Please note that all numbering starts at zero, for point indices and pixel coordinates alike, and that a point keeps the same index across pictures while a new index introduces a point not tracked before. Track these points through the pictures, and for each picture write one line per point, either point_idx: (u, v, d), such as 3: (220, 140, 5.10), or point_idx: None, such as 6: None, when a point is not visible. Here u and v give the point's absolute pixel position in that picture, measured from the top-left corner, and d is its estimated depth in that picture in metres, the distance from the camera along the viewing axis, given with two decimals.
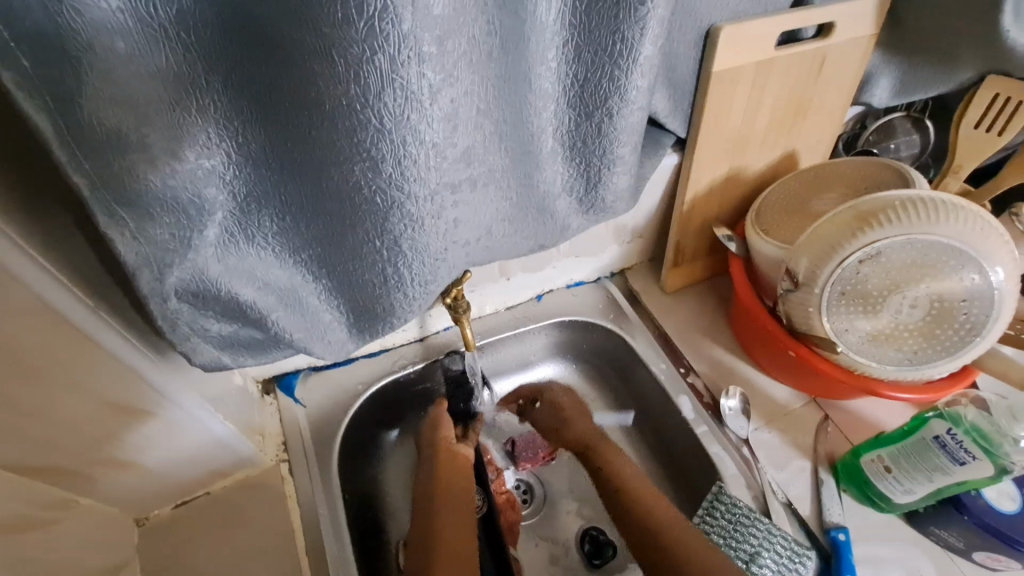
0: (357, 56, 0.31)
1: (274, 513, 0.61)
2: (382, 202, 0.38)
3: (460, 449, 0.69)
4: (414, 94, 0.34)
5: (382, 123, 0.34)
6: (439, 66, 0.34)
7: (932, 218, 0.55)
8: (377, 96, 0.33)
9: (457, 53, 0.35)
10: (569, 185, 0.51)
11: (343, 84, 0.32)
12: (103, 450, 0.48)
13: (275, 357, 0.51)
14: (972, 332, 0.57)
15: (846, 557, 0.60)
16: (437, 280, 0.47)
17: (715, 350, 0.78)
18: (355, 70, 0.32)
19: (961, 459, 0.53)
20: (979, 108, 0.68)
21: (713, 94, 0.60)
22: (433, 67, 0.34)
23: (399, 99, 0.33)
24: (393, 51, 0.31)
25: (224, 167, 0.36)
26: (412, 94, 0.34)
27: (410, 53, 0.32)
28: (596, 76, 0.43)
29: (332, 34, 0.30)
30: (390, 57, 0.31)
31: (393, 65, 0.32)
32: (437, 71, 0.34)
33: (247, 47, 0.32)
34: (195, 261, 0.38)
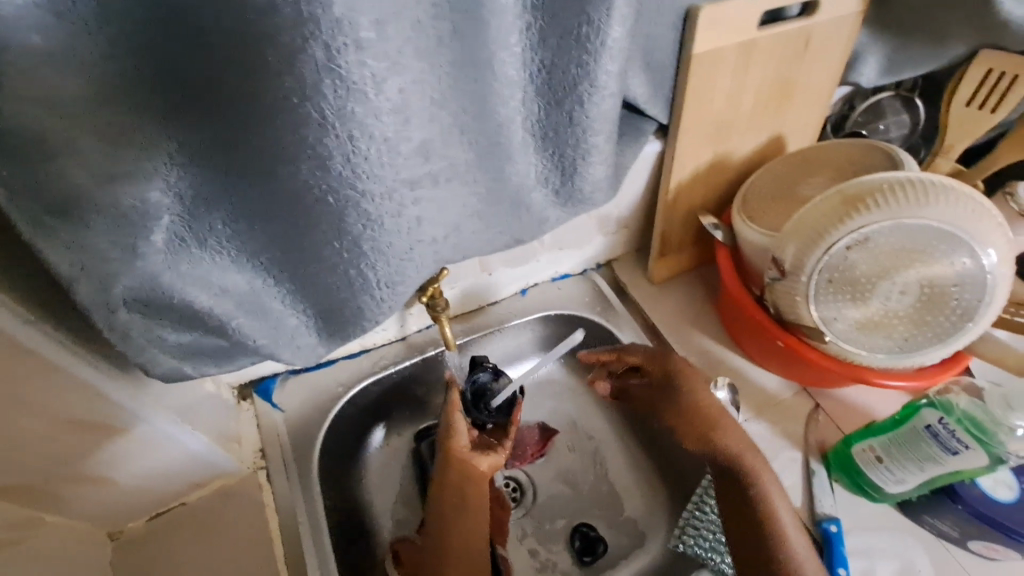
0: (290, 45, 0.29)
1: (252, 522, 0.60)
2: (335, 201, 0.37)
3: (477, 458, 0.60)
4: (356, 85, 0.32)
5: (323, 117, 0.32)
6: (383, 53, 0.32)
7: (921, 201, 0.53)
8: (315, 88, 0.31)
9: (401, 39, 0.33)
10: (543, 177, 0.49)
11: (279, 76, 0.30)
12: (67, 468, 0.46)
13: (241, 365, 0.49)
14: (965, 318, 0.55)
15: (837, 550, 0.59)
16: (407, 280, 0.45)
17: (704, 341, 0.76)
18: (291, 63, 0.30)
19: (953, 449, 0.52)
20: (969, 87, 0.66)
21: (694, 78, 0.58)
22: (375, 55, 0.31)
23: (340, 91, 0.31)
24: (327, 37, 0.29)
25: (167, 168, 0.34)
26: (354, 86, 0.32)
27: (347, 40, 0.30)
28: (562, 62, 0.41)
29: (260, 19, 0.28)
30: (324, 46, 0.29)
31: (329, 53, 0.30)
32: (381, 58, 0.32)
33: (175, 38, 0.30)
34: (143, 268, 0.35)
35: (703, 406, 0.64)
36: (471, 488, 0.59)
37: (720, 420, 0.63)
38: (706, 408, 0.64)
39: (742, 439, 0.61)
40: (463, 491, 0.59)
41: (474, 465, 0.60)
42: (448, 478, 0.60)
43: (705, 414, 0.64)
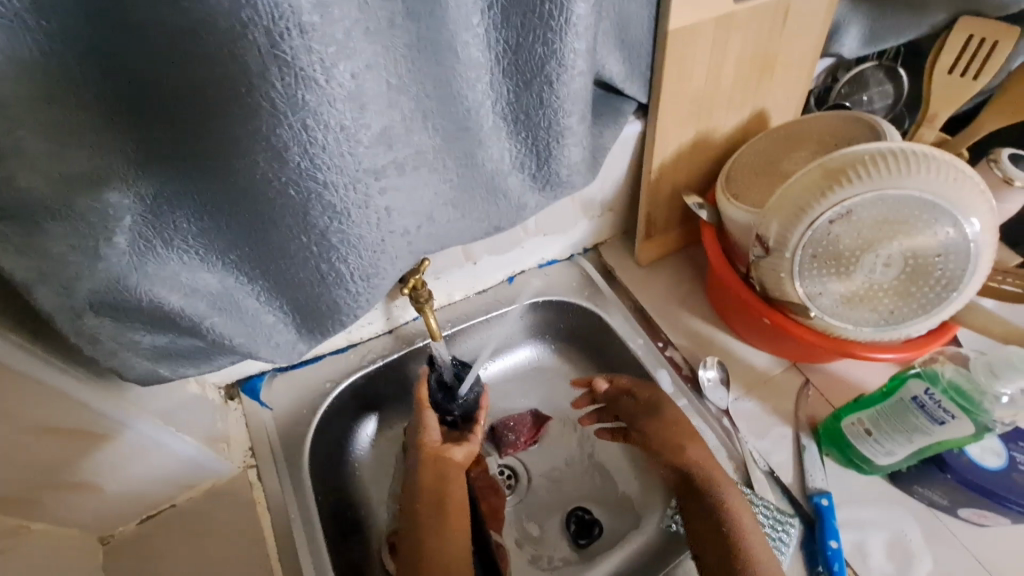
0: (227, 31, 0.28)
1: (244, 520, 0.60)
2: (296, 193, 0.36)
3: (449, 449, 0.65)
4: (304, 72, 0.31)
5: (274, 105, 0.31)
6: (330, 37, 0.31)
7: (902, 171, 0.52)
8: (262, 76, 0.30)
9: (349, 21, 0.31)
10: (518, 161, 0.48)
11: (224, 66, 0.30)
12: (52, 477, 0.46)
13: (221, 364, 0.49)
14: (949, 287, 0.55)
15: (830, 522, 0.59)
16: (381, 273, 0.44)
17: (692, 321, 0.76)
18: (234, 51, 0.29)
19: (939, 419, 0.52)
20: (952, 54, 0.65)
21: (671, 55, 0.57)
22: (321, 39, 0.30)
23: (287, 79, 0.30)
24: (268, 23, 0.28)
25: (123, 167, 0.34)
26: (302, 73, 0.31)
27: (289, 24, 0.29)
28: (526, 41, 0.40)
29: (195, 7, 0.27)
30: (266, 32, 0.29)
31: (271, 40, 0.29)
32: (329, 43, 0.31)
33: (115, 31, 0.29)
34: (106, 270, 0.35)
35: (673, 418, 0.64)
36: (447, 483, 0.62)
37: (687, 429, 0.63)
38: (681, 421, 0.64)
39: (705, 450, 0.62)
40: (440, 486, 0.62)
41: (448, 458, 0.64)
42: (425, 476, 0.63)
43: (675, 427, 0.64)
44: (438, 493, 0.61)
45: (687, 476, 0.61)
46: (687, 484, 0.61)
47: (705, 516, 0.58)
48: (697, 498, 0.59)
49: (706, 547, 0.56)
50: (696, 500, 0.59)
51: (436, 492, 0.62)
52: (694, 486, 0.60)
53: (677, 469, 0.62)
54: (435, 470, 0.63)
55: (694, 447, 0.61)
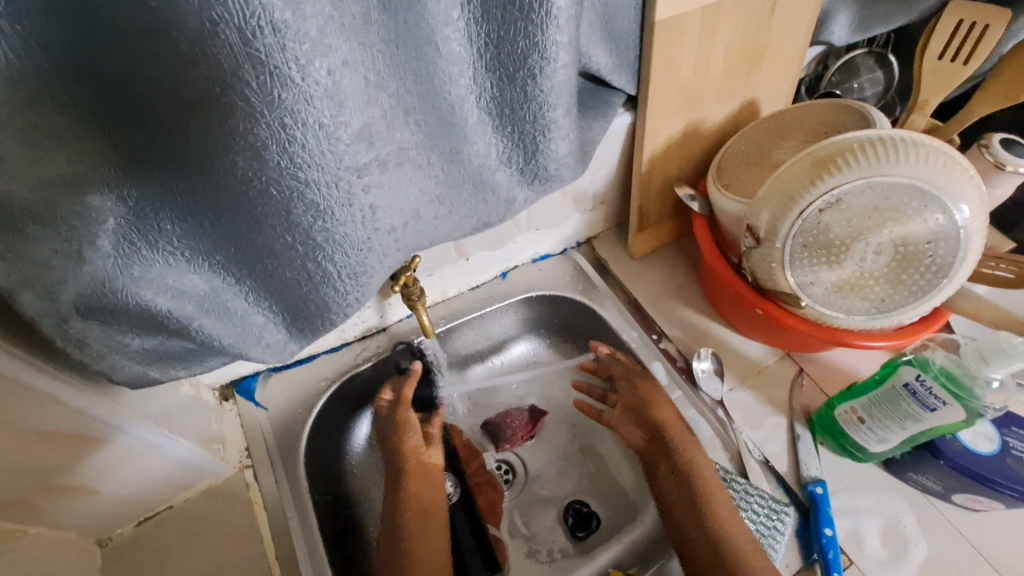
0: (200, 30, 0.28)
1: (242, 520, 0.60)
2: (278, 193, 0.36)
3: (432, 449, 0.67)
4: (279, 70, 0.30)
5: (251, 104, 0.31)
6: (303, 35, 0.30)
7: (890, 158, 0.52)
8: (236, 75, 0.30)
9: (323, 18, 0.31)
10: (505, 156, 0.48)
11: (199, 66, 0.30)
12: (44, 482, 0.46)
13: (212, 365, 0.49)
14: (940, 274, 0.55)
15: (824, 510, 0.59)
16: (369, 271, 0.44)
17: (686, 313, 0.76)
18: (207, 49, 0.29)
19: (931, 406, 0.52)
20: (942, 39, 0.64)
21: (658, 46, 0.56)
22: (296, 36, 0.30)
23: (262, 77, 0.30)
24: (239, 21, 0.28)
25: (103, 170, 0.34)
26: (277, 71, 0.30)
27: (261, 22, 0.29)
28: (507, 34, 0.40)
29: (167, 6, 0.27)
30: (239, 30, 0.28)
31: (244, 38, 0.29)
32: (303, 40, 0.30)
33: (89, 34, 0.28)
34: (91, 273, 0.35)
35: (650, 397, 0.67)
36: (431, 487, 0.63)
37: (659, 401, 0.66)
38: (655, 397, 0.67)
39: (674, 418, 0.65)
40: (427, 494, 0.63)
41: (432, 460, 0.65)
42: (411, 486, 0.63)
43: (651, 397, 0.67)
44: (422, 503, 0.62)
45: (662, 446, 0.63)
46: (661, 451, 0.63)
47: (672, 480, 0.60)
48: (671, 469, 0.61)
49: (684, 521, 0.58)
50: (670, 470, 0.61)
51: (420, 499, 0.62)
52: (668, 454, 0.62)
53: (654, 440, 0.64)
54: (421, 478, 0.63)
55: (669, 417, 0.65)
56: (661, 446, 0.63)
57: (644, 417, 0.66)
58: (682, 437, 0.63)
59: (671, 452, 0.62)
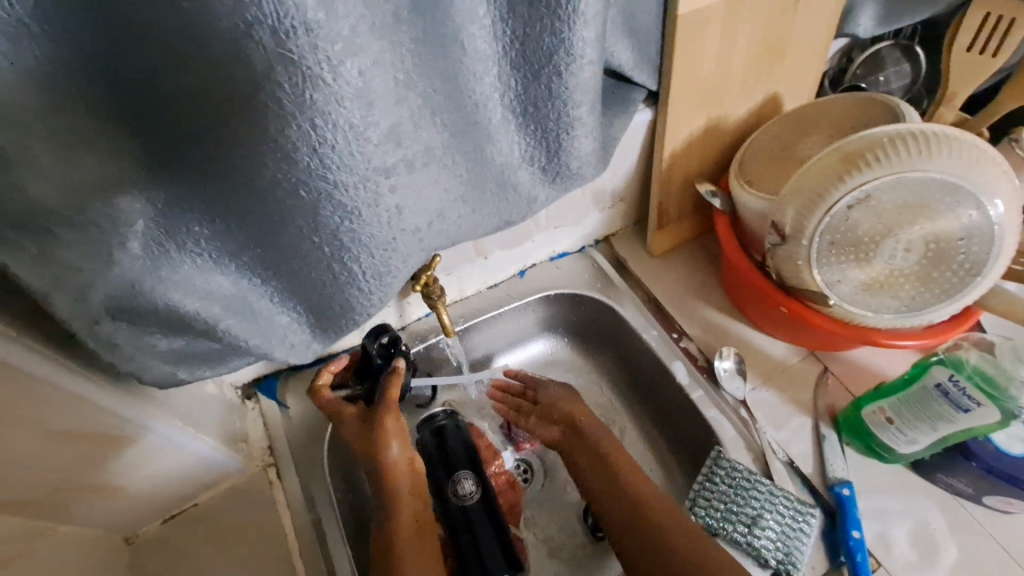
0: (231, 32, 0.28)
1: (263, 517, 0.60)
2: (306, 194, 0.36)
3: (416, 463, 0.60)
4: (311, 71, 0.30)
5: (282, 106, 0.31)
6: (337, 35, 0.30)
7: (922, 153, 0.51)
8: (269, 77, 0.30)
9: (355, 17, 0.31)
10: (528, 154, 0.48)
11: (231, 68, 0.29)
12: (70, 480, 0.47)
13: (236, 365, 0.49)
14: (973, 272, 0.53)
15: (851, 513, 0.58)
16: (393, 271, 0.44)
17: (708, 312, 0.75)
18: (237, 50, 0.29)
19: (965, 406, 0.51)
20: (970, 30, 0.63)
21: (680, 41, 0.55)
22: (327, 36, 0.30)
23: (295, 78, 0.30)
24: (272, 21, 0.28)
25: (134, 173, 0.34)
26: (309, 72, 0.30)
27: (294, 23, 0.28)
28: (535, 31, 0.39)
29: (198, 9, 0.27)
30: (271, 31, 0.28)
31: (277, 38, 0.29)
32: (335, 40, 0.30)
33: (120, 38, 0.29)
34: (121, 276, 0.36)
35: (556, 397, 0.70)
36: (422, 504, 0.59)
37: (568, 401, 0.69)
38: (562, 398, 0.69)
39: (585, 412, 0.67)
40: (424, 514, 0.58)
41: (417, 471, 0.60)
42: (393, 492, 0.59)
43: (562, 398, 0.69)
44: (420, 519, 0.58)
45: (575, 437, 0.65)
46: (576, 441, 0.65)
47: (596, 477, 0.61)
48: (588, 457, 0.63)
49: (616, 521, 0.58)
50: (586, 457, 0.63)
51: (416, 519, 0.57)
52: (581, 443, 0.64)
53: (567, 432, 0.66)
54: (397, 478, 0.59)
55: (581, 411, 0.68)
56: (575, 437, 0.65)
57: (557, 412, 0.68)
58: (593, 425, 0.66)
59: (585, 438, 0.64)
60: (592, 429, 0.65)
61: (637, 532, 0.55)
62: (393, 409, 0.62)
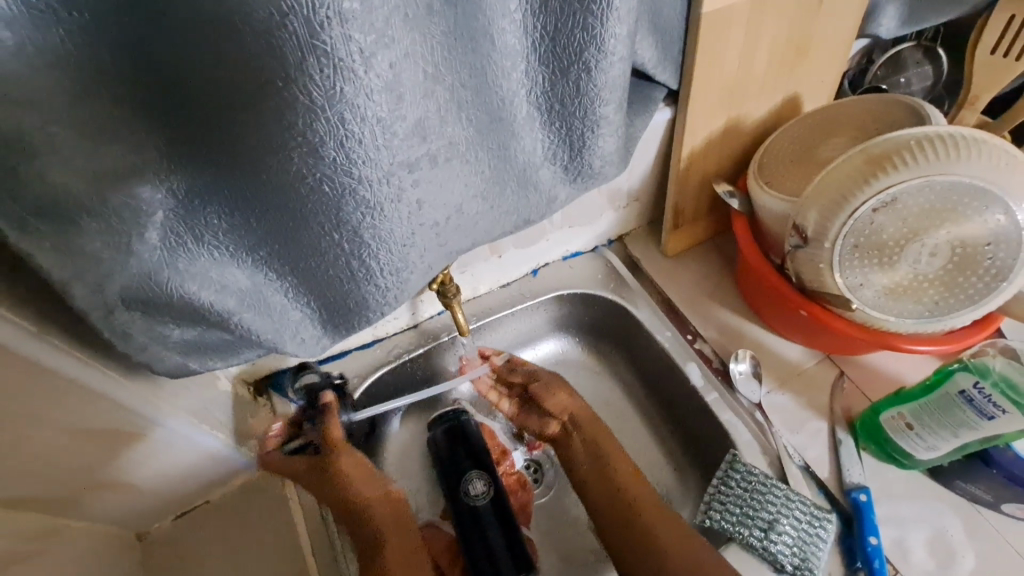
0: (264, 23, 0.27)
1: (274, 516, 0.60)
2: (330, 189, 0.35)
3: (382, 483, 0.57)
4: (343, 63, 0.30)
5: (311, 100, 0.31)
6: (369, 26, 0.30)
7: (951, 156, 0.50)
8: (300, 69, 0.29)
9: (388, 9, 0.30)
10: (551, 153, 0.47)
11: (260, 59, 0.29)
12: (86, 474, 0.46)
13: (247, 357, 0.48)
14: (998, 278, 0.52)
15: (869, 519, 0.58)
16: (410, 267, 0.44)
17: (722, 313, 0.74)
18: (267, 41, 0.28)
19: (989, 413, 0.50)
20: (994, 33, 0.62)
21: (704, 39, 0.54)
22: (360, 28, 0.29)
23: (327, 70, 0.30)
24: (306, 12, 0.27)
25: (157, 163, 0.33)
26: (341, 64, 0.30)
27: (328, 13, 0.28)
28: (566, 27, 0.39)
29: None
30: (304, 21, 0.28)
31: (310, 29, 0.28)
32: (368, 31, 0.30)
33: (149, 25, 0.28)
34: (140, 267, 0.35)
35: (549, 389, 0.68)
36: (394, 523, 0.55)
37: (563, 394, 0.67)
38: (556, 389, 0.68)
39: (579, 406, 0.66)
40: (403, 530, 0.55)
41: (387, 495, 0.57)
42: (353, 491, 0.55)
43: (553, 390, 0.68)
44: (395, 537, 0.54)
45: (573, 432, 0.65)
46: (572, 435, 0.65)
47: (594, 473, 0.62)
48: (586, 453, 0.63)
49: (614, 521, 0.58)
50: (581, 453, 0.64)
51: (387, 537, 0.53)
52: (579, 437, 0.64)
53: (564, 425, 0.66)
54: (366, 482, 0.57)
55: (575, 404, 0.67)
56: (572, 432, 0.65)
57: (552, 407, 0.67)
58: (589, 417, 0.66)
59: (583, 434, 0.64)
60: (589, 426, 0.64)
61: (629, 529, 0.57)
62: (344, 449, 0.58)
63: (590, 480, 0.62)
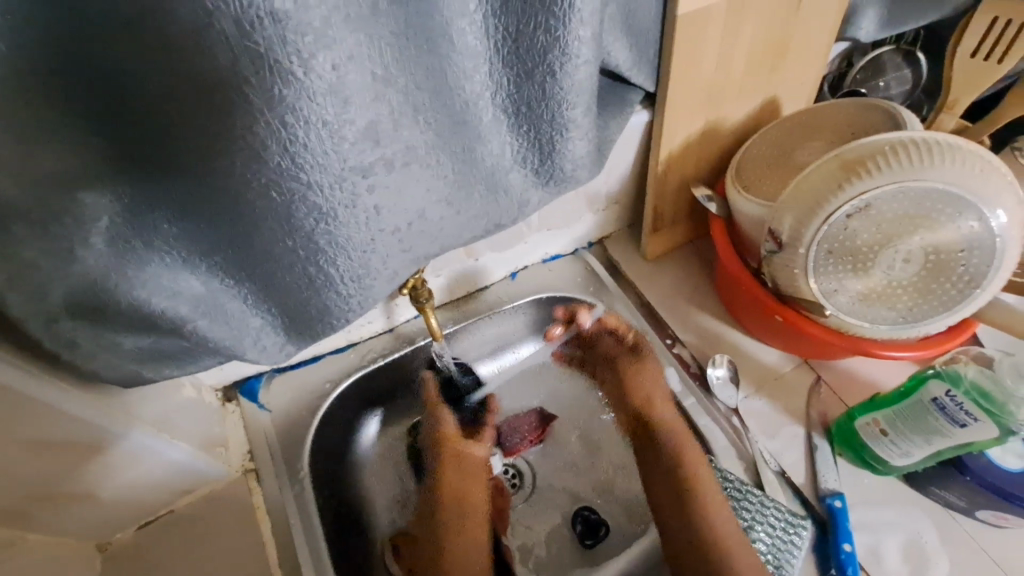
0: (193, 21, 0.26)
1: (244, 525, 0.59)
2: (279, 194, 0.34)
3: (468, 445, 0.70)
4: (280, 63, 0.29)
5: (251, 102, 0.30)
6: (307, 25, 0.28)
7: (924, 162, 0.49)
8: (235, 70, 0.28)
9: (327, 7, 0.29)
10: (520, 156, 0.46)
11: (193, 59, 0.28)
12: (42, 488, 0.45)
13: (208, 365, 0.47)
14: (971, 284, 0.52)
15: (842, 525, 0.58)
16: (372, 273, 0.43)
17: (702, 318, 0.74)
18: (196, 39, 0.27)
19: (962, 422, 0.50)
20: (975, 36, 0.61)
21: (676, 43, 0.54)
22: (297, 27, 0.28)
23: (263, 72, 0.29)
24: (238, 10, 0.26)
25: (99, 167, 0.32)
26: (278, 65, 0.29)
27: (262, 12, 0.27)
28: (526, 28, 0.38)
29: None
30: (236, 21, 0.27)
31: (242, 30, 0.27)
32: (305, 32, 0.28)
33: (81, 24, 0.27)
34: (83, 273, 0.34)
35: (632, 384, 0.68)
36: (467, 481, 0.68)
37: (654, 395, 0.66)
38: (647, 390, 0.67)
39: (670, 413, 0.65)
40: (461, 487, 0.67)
41: (468, 455, 0.69)
42: (447, 472, 0.68)
43: (641, 384, 0.68)
44: (460, 492, 0.68)
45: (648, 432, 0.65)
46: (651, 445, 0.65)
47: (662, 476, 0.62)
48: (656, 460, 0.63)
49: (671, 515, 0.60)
50: (655, 461, 0.64)
51: (458, 492, 0.67)
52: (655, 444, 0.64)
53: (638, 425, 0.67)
54: (455, 468, 0.68)
55: (663, 410, 0.65)
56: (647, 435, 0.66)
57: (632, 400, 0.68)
58: (675, 426, 0.64)
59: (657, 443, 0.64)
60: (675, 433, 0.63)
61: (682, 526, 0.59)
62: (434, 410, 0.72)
63: (653, 475, 0.63)
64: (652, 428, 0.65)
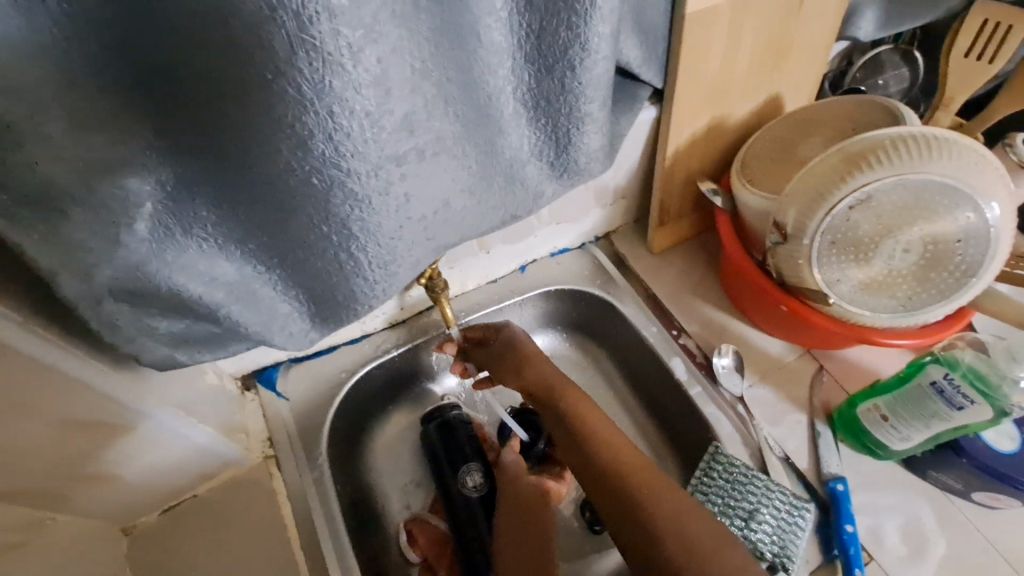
0: (254, 16, 0.28)
1: (265, 509, 0.61)
2: (319, 181, 0.36)
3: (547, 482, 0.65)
4: (332, 57, 0.30)
5: (300, 92, 0.31)
6: (357, 21, 0.30)
7: (925, 156, 0.51)
8: (289, 62, 0.30)
9: (376, 6, 0.31)
10: (537, 149, 0.48)
11: (247, 51, 0.29)
12: (77, 467, 0.47)
13: (236, 351, 0.49)
14: (968, 273, 0.54)
15: (845, 507, 0.60)
16: (398, 260, 0.44)
17: (707, 309, 0.76)
18: (254, 33, 0.29)
19: (959, 404, 0.52)
20: (968, 37, 0.63)
21: (687, 40, 0.56)
22: (349, 22, 0.30)
23: (315, 65, 0.30)
24: (297, 6, 0.28)
25: (148, 155, 0.34)
26: (329, 58, 0.30)
27: (318, 8, 0.28)
28: (551, 24, 0.40)
29: None
30: (294, 15, 0.28)
31: (298, 24, 0.29)
32: (356, 27, 0.30)
33: (143, 17, 0.28)
34: (127, 257, 0.35)
35: (529, 370, 0.62)
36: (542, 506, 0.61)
37: (558, 383, 0.61)
38: (546, 375, 0.61)
39: (577, 396, 0.59)
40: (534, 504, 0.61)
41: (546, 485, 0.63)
42: (511, 490, 0.62)
43: (544, 373, 0.61)
44: (528, 509, 0.60)
45: (573, 438, 0.56)
46: (581, 452, 0.55)
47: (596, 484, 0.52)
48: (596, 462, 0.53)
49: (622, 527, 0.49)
50: (586, 467, 0.54)
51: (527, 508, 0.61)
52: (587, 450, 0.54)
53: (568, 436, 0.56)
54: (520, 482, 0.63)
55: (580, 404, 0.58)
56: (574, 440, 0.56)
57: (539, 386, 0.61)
58: (597, 419, 0.57)
59: (587, 444, 0.55)
60: (591, 419, 0.57)
61: (630, 521, 0.48)
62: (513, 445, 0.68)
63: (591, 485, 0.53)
64: (573, 431, 0.56)
